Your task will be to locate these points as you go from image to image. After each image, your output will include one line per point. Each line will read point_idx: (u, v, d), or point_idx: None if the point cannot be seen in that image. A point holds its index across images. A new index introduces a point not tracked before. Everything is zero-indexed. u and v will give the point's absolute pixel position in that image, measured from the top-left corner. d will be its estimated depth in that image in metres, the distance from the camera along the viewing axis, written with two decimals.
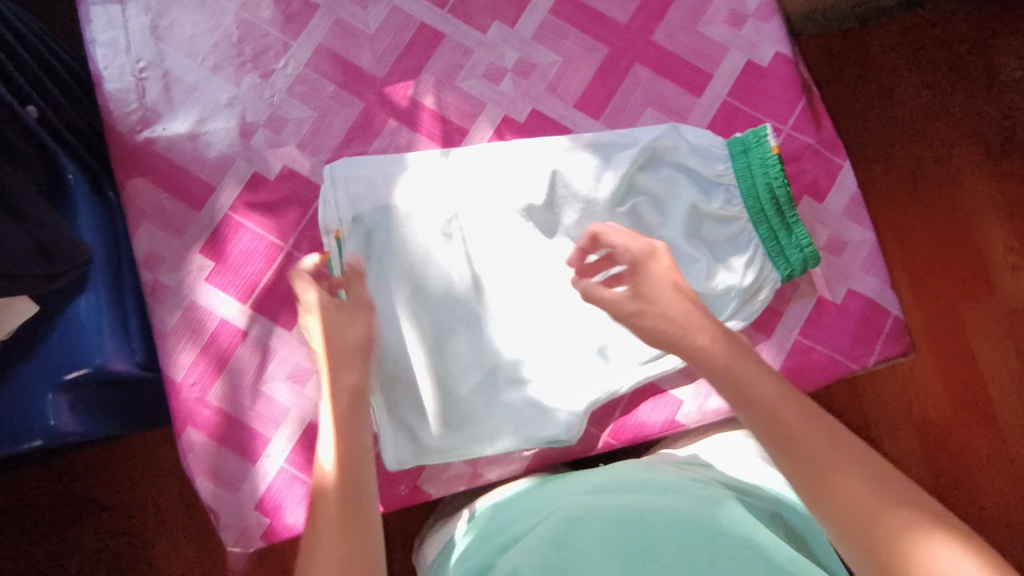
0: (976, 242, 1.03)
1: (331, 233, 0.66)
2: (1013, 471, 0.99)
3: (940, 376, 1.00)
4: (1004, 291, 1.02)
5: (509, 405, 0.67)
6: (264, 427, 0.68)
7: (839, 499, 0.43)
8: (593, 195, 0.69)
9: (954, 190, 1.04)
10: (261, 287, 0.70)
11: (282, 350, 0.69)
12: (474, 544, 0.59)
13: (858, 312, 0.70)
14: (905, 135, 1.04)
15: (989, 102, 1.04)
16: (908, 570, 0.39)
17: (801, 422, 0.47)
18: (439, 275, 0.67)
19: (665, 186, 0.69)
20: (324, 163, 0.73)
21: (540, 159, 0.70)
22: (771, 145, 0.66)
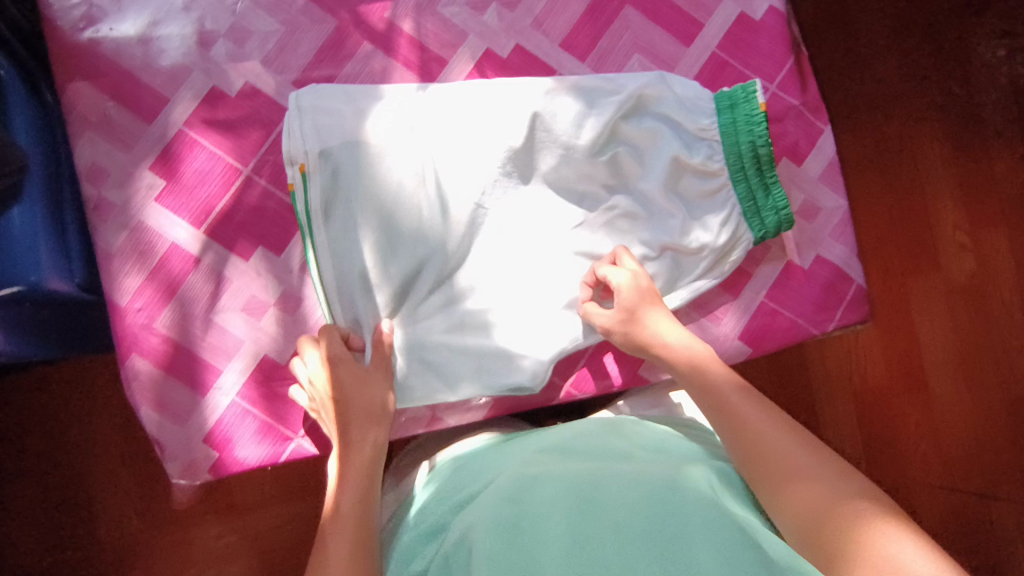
0: (930, 220, 1.05)
1: (297, 165, 0.62)
2: (942, 443, 1.04)
3: (884, 349, 1.04)
4: (949, 269, 1.05)
5: (473, 351, 0.65)
6: (216, 359, 0.65)
7: (791, 491, 0.49)
8: (574, 141, 0.67)
9: (919, 169, 1.06)
10: (217, 212, 0.66)
11: (237, 280, 0.66)
12: (434, 498, 0.58)
13: (824, 278, 0.71)
14: (879, 108, 1.05)
15: (961, 84, 1.06)
16: (846, 546, 0.44)
17: (769, 426, 0.53)
18: (406, 215, 0.64)
19: (648, 137, 0.67)
20: (289, 84, 0.68)
21: (520, 99, 0.66)
22: (759, 102, 0.65)
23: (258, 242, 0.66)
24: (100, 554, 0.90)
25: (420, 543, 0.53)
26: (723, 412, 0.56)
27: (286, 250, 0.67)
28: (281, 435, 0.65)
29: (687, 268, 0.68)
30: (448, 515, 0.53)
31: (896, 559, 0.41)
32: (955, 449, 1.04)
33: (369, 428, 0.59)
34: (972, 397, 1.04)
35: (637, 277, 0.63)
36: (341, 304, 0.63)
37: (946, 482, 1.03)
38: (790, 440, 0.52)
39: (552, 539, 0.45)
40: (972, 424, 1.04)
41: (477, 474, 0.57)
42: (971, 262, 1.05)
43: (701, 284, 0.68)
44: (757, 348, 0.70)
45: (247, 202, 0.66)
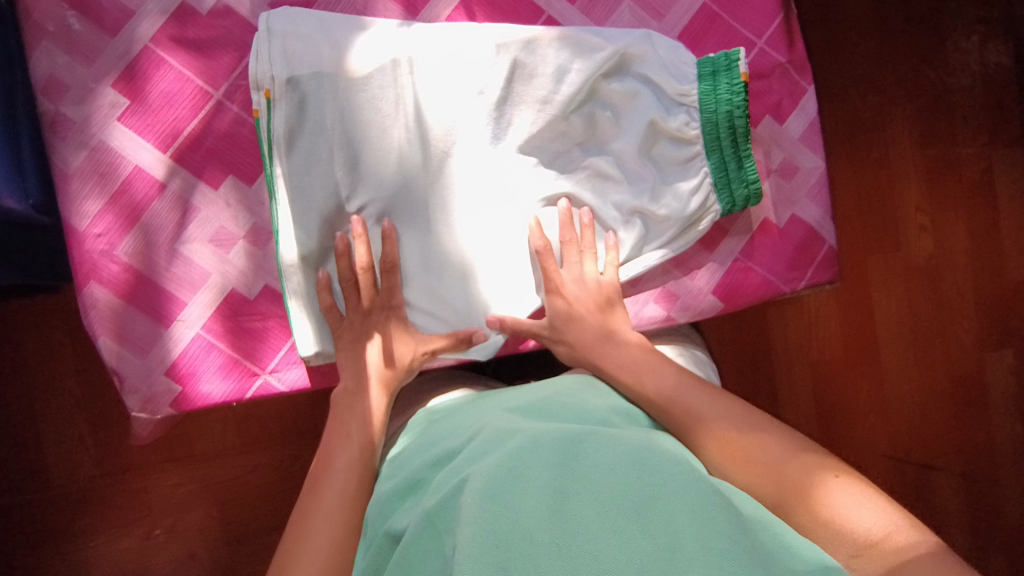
0: (895, 198, 1.08)
1: (262, 90, 0.61)
2: (891, 415, 1.09)
3: (842, 321, 1.08)
4: (909, 246, 1.08)
5: (446, 302, 0.65)
6: (181, 291, 0.63)
7: (751, 457, 0.51)
8: (552, 95, 0.64)
9: (889, 149, 1.08)
10: (185, 136, 0.62)
11: (205, 210, 0.63)
12: (413, 448, 0.57)
13: (797, 238, 0.72)
14: (852, 84, 1.07)
15: (936, 66, 1.07)
16: (811, 503, 0.47)
17: (699, 396, 0.56)
18: (377, 150, 0.63)
19: (627, 98, 0.65)
20: (265, 5, 0.64)
21: (511, 41, 0.64)
22: (741, 72, 0.63)
23: (228, 170, 0.63)
24: (54, 498, 0.87)
25: (397, 499, 0.51)
26: (683, 386, 0.57)
27: (258, 180, 0.64)
28: (247, 370, 0.64)
29: (653, 234, 0.67)
30: (426, 471, 0.51)
31: (846, 515, 0.46)
32: (901, 417, 1.09)
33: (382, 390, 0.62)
34: (922, 371, 1.09)
35: (578, 276, 0.65)
36: (300, 228, 0.62)
37: (889, 452, 1.08)
38: (742, 413, 0.54)
39: (532, 490, 0.43)
40: (919, 395, 1.09)
41: (451, 431, 0.55)
42: (930, 242, 1.08)
43: (665, 253, 0.68)
44: (728, 304, 0.71)
45: (218, 127, 0.63)
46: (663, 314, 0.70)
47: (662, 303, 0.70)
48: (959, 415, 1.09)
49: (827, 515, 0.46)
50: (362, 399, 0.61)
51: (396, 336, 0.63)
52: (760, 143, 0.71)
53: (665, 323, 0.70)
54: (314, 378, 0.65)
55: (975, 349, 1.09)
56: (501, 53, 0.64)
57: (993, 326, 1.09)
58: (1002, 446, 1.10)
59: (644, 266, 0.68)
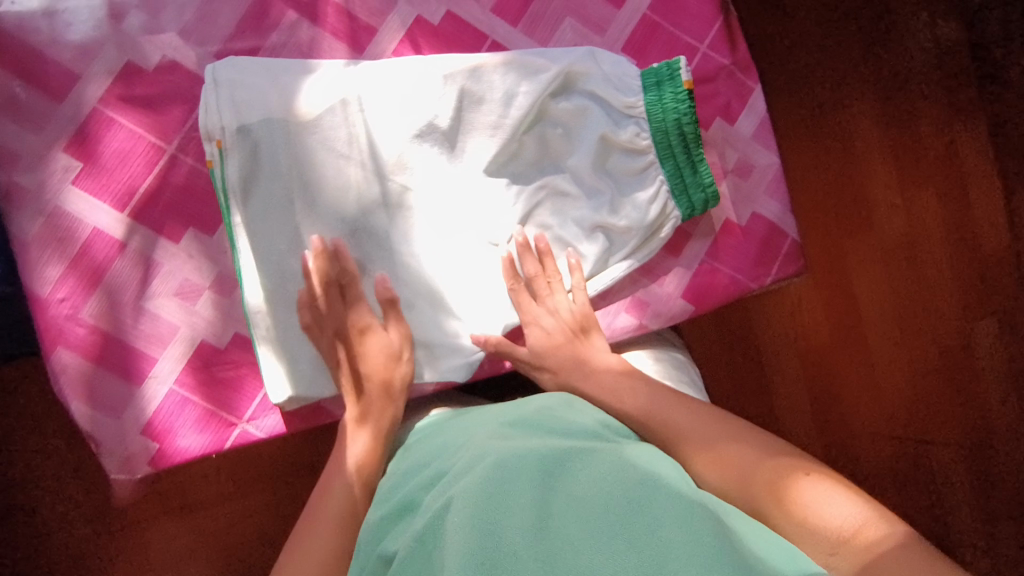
0: (861, 182, 1.09)
1: (214, 141, 0.62)
2: (880, 394, 1.09)
3: (824, 304, 1.09)
4: (881, 226, 1.09)
5: (419, 336, 0.65)
6: (150, 348, 0.62)
7: (726, 464, 0.51)
8: (502, 120, 0.65)
9: (850, 135, 1.09)
10: (140, 194, 0.62)
11: (168, 264, 0.63)
12: (403, 471, 0.57)
13: (760, 235, 0.72)
14: (807, 75, 1.09)
15: (888, 49, 1.09)
16: (785, 503, 0.47)
17: (671, 406, 0.56)
18: (336, 190, 0.64)
19: (576, 115, 0.66)
20: (211, 56, 0.64)
21: (457, 70, 0.65)
22: (684, 80, 0.64)
23: (187, 223, 0.63)
24: (46, 565, 0.86)
25: (388, 523, 0.50)
26: (658, 400, 0.58)
27: (218, 230, 0.64)
28: (224, 421, 0.63)
29: (616, 246, 0.68)
30: (417, 493, 0.51)
31: (819, 514, 0.46)
32: (891, 397, 1.10)
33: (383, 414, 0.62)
34: (907, 348, 1.10)
35: (545, 306, 0.66)
36: (264, 274, 0.63)
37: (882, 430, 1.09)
38: (717, 426, 0.55)
39: (518, 509, 0.43)
40: (907, 373, 1.10)
41: (441, 450, 0.55)
42: (902, 221, 1.10)
43: (630, 263, 0.68)
44: (698, 306, 0.71)
45: (174, 181, 0.63)
46: (635, 323, 0.70)
47: (633, 312, 0.70)
48: (948, 391, 1.10)
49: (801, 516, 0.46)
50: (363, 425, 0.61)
51: (385, 358, 0.63)
52: (714, 145, 0.72)
53: (638, 331, 0.71)
54: (292, 421, 0.65)
55: (957, 322, 1.10)
56: (448, 84, 0.65)
57: (972, 298, 1.11)
58: (995, 417, 1.10)
59: (612, 278, 0.68)
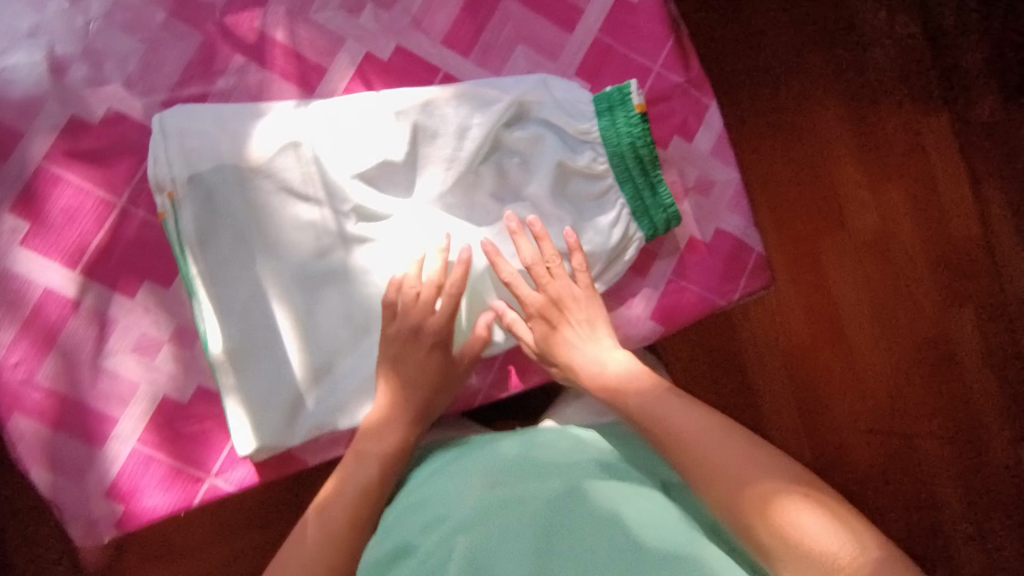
0: (830, 180, 1.10)
1: (165, 192, 0.61)
2: (864, 391, 1.10)
3: (803, 304, 1.09)
4: (853, 224, 1.10)
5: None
6: (111, 407, 0.61)
7: (736, 484, 0.52)
8: (457, 153, 0.65)
9: (814, 136, 1.10)
10: (92, 250, 0.61)
11: (125, 320, 0.61)
12: (405, 504, 0.60)
13: (725, 250, 0.72)
14: (766, 80, 1.09)
15: (845, 48, 1.10)
16: (781, 529, 0.49)
17: (679, 416, 0.57)
18: (295, 233, 0.63)
19: (532, 143, 0.66)
20: (158, 105, 0.63)
21: (410, 107, 0.64)
22: (635, 104, 0.64)
23: (142, 276, 0.62)
24: None
25: (388, 563, 0.55)
26: (677, 412, 0.57)
27: (175, 281, 0.62)
28: (191, 477, 0.62)
29: None
30: (416, 536, 0.55)
31: (810, 541, 0.48)
32: (875, 392, 1.10)
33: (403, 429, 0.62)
34: (886, 344, 1.10)
35: (546, 293, 0.64)
36: (225, 324, 0.62)
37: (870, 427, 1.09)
38: (735, 441, 0.55)
39: None
40: (891, 368, 1.10)
41: (441, 491, 0.59)
42: (874, 218, 1.10)
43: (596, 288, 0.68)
44: (669, 325, 0.71)
45: (126, 235, 0.62)
46: None
47: None
48: (932, 383, 1.10)
49: (791, 539, 0.49)
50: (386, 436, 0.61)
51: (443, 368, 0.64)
52: (672, 164, 0.72)
53: None
54: (263, 471, 0.63)
55: (938, 312, 1.11)
56: (401, 119, 0.64)
57: (951, 288, 1.11)
58: (982, 406, 1.11)
59: None
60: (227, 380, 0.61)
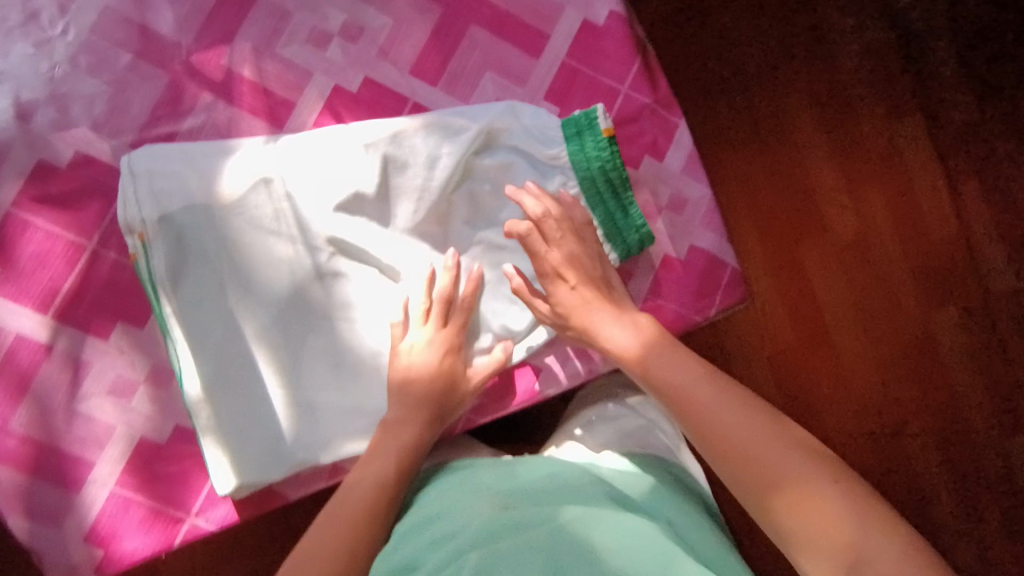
0: (806, 175, 0.98)
1: (135, 234, 0.61)
2: (861, 401, 0.99)
3: (786, 310, 0.98)
4: (832, 223, 0.98)
5: (364, 408, 0.64)
6: (87, 451, 0.60)
7: (751, 456, 0.50)
8: (427, 183, 0.65)
9: (783, 126, 0.98)
10: (63, 294, 0.61)
11: (98, 362, 0.61)
12: (415, 521, 0.58)
13: (700, 267, 0.73)
14: (755, 67, 0.97)
15: (808, 28, 0.98)
16: (803, 505, 0.47)
17: (687, 377, 0.55)
18: (267, 269, 0.63)
19: (502, 170, 0.66)
20: (127, 146, 0.63)
21: (379, 140, 0.64)
22: (603, 128, 0.65)
23: (115, 318, 0.61)
24: None
25: None
26: (688, 377, 0.55)
27: (148, 322, 0.62)
28: (170, 518, 0.61)
29: None
30: (423, 554, 0.54)
31: (836, 517, 0.46)
32: (871, 400, 0.99)
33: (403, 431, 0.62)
34: (883, 352, 0.99)
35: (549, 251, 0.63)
36: (200, 363, 0.61)
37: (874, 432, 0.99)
38: (747, 410, 0.52)
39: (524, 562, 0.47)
40: (879, 373, 0.99)
41: (449, 509, 0.57)
42: (853, 219, 0.98)
43: None
44: None
45: (97, 277, 0.61)
46: (585, 368, 0.70)
47: (581, 359, 0.70)
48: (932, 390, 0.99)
49: (809, 519, 0.47)
50: (404, 431, 0.62)
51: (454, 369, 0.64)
52: (644, 184, 0.73)
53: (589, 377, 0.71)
54: (243, 509, 0.63)
55: (916, 313, 0.98)
56: (370, 151, 0.64)
57: (932, 284, 0.99)
58: (965, 411, 0.99)
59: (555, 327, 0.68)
60: (205, 418, 0.61)
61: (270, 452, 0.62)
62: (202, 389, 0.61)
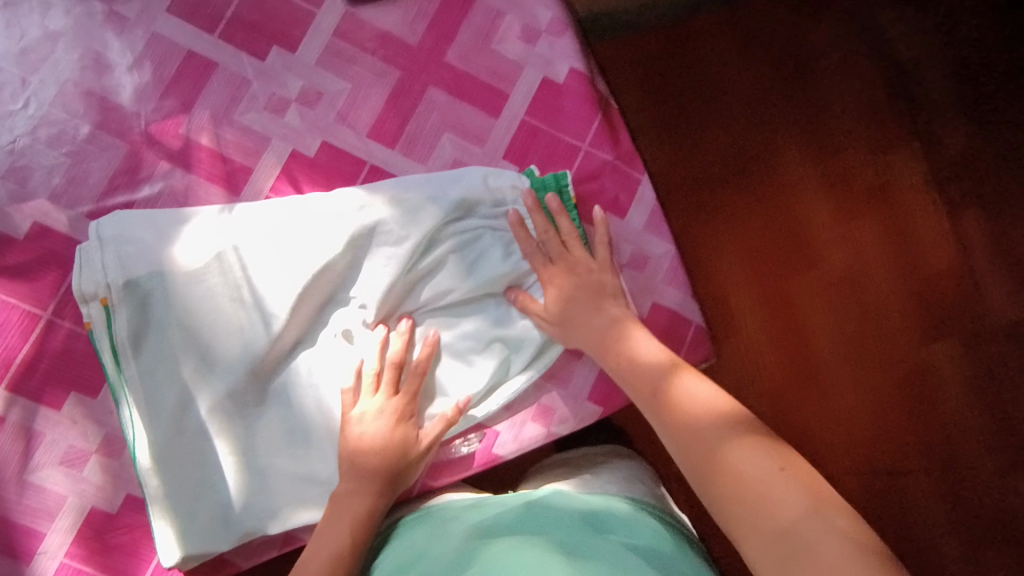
0: (796, 210, 0.97)
1: (98, 299, 0.61)
2: (859, 438, 0.95)
3: (778, 346, 0.96)
4: (824, 257, 0.97)
5: (317, 475, 0.64)
6: (38, 522, 0.60)
7: (705, 446, 0.56)
8: (398, 250, 0.65)
9: (773, 163, 0.98)
10: (18, 364, 0.61)
11: (51, 433, 0.61)
12: (402, 555, 0.61)
13: (663, 324, 0.72)
14: (745, 108, 0.97)
15: (797, 71, 0.98)
16: (754, 490, 0.51)
17: (652, 368, 0.62)
18: (225, 338, 0.63)
19: (463, 238, 0.67)
20: (85, 216, 0.64)
21: (348, 212, 0.65)
22: (571, 193, 0.69)
23: (69, 387, 0.62)
24: None
25: None
26: (650, 371, 0.62)
27: (103, 390, 0.62)
28: None
29: (512, 359, 0.67)
30: None
31: (787, 499, 0.50)
32: (869, 437, 0.95)
33: (363, 496, 0.61)
34: (880, 389, 0.96)
35: (557, 253, 0.66)
36: (153, 431, 0.61)
37: (874, 470, 0.95)
38: (702, 408, 0.58)
39: None
40: (879, 411, 0.96)
41: (431, 546, 0.60)
42: (846, 251, 0.97)
43: (527, 375, 0.68)
44: (607, 406, 0.70)
45: (52, 347, 0.62)
46: (543, 432, 0.69)
47: (539, 420, 0.69)
48: (935, 427, 0.96)
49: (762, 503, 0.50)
50: (358, 498, 0.61)
51: (405, 432, 0.63)
52: None
53: (548, 439, 0.69)
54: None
55: (913, 346, 0.97)
56: (340, 220, 0.64)
57: (928, 317, 0.97)
58: (969, 450, 0.96)
59: (513, 392, 0.67)
60: (155, 488, 0.61)
61: (218, 519, 0.62)
62: (155, 456, 0.61)
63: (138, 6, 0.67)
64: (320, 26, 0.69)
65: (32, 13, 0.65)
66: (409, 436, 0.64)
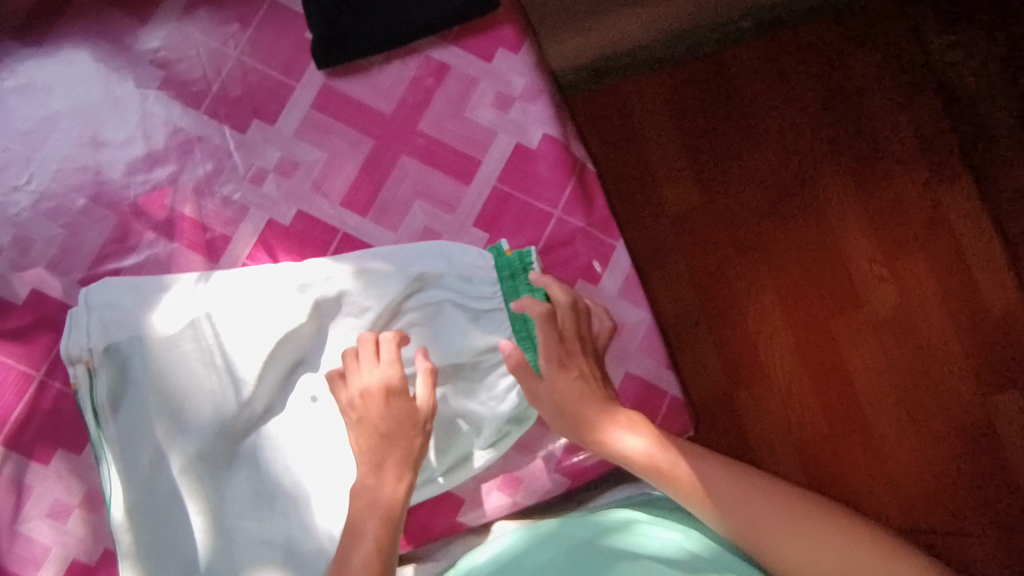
0: (841, 252, 0.93)
1: (81, 363, 0.65)
2: (907, 492, 0.91)
3: (817, 396, 0.92)
4: (870, 302, 0.93)
5: (278, 537, 0.66)
6: (25, 570, 0.65)
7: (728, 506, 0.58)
8: (361, 319, 0.68)
9: (815, 204, 0.94)
10: (12, 422, 0.66)
11: (39, 486, 0.66)
12: None
13: (635, 394, 0.71)
14: (786, 146, 0.94)
15: (840, 109, 0.94)
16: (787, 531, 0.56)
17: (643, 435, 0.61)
18: (198, 401, 0.66)
19: (427, 310, 0.68)
20: (77, 284, 0.69)
21: (314, 283, 0.67)
22: (537, 273, 0.67)
23: (57, 444, 0.66)
24: None
25: None
26: (642, 429, 0.62)
27: (86, 447, 0.67)
28: None
29: (474, 432, 0.68)
30: None
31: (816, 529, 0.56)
32: (926, 490, 0.91)
33: (381, 484, 0.58)
34: (931, 440, 0.92)
35: (571, 335, 0.64)
36: (129, 488, 0.64)
37: (931, 527, 0.90)
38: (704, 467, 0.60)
39: None
40: (927, 463, 0.91)
41: None
42: (894, 295, 0.93)
43: (489, 453, 0.68)
44: (576, 479, 0.70)
45: (42, 406, 0.67)
46: (508, 501, 0.69)
47: (505, 489, 0.69)
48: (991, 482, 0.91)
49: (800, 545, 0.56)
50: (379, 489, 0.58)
51: (402, 418, 0.60)
52: None
53: (514, 509, 0.70)
54: None
55: (972, 397, 0.92)
56: (305, 293, 0.67)
57: (984, 364, 0.92)
58: None
59: (476, 467, 0.68)
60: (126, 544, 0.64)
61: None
62: (127, 513, 0.64)
63: (132, 86, 0.71)
64: (297, 99, 0.72)
65: (38, 95, 0.70)
66: (403, 421, 0.60)
